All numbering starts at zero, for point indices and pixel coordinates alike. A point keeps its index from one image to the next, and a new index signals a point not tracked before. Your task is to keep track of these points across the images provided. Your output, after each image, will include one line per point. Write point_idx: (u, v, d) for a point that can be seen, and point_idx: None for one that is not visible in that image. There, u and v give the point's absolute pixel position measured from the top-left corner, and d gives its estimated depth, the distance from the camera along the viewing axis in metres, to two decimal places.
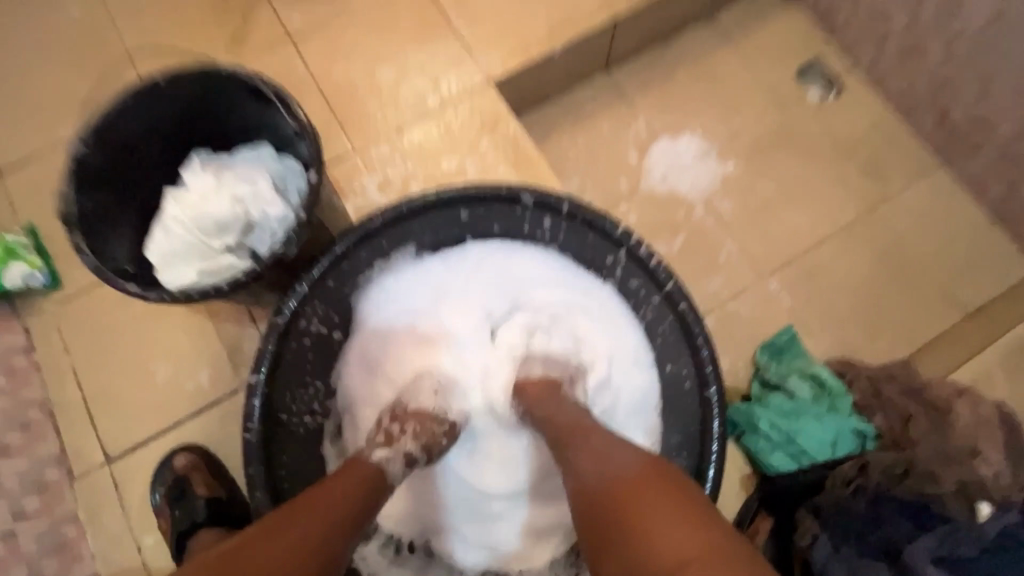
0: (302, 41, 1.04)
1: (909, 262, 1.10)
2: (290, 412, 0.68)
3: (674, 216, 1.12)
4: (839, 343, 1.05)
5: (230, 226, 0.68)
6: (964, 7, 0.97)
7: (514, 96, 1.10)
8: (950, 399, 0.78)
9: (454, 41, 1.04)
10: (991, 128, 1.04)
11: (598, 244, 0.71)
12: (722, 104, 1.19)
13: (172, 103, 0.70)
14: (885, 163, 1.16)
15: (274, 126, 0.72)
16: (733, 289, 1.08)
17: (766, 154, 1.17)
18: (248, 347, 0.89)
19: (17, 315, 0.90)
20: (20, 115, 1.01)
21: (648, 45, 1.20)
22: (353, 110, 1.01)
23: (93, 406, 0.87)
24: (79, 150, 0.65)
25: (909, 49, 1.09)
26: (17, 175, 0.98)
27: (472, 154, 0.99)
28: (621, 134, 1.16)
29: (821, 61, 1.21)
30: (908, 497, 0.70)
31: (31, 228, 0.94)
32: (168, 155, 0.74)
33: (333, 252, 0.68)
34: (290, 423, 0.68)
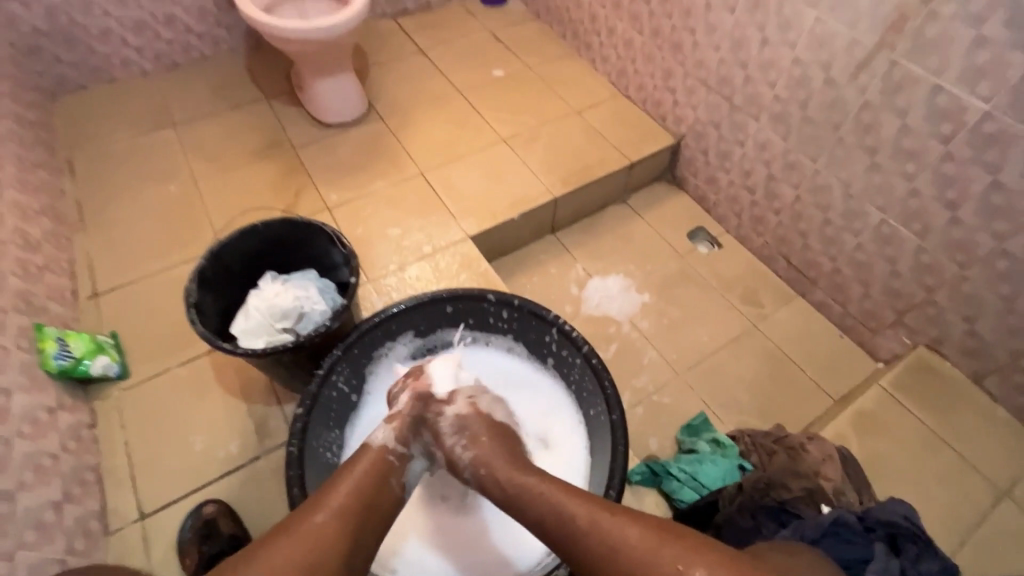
0: (337, 210, 1.49)
1: (785, 363, 1.44)
2: (318, 442, 0.92)
3: (607, 331, 1.48)
4: (741, 423, 1.34)
5: (289, 315, 1.01)
6: (777, 193, 1.47)
7: (484, 247, 1.53)
8: (802, 442, 1.04)
9: (443, 212, 1.51)
10: (818, 267, 1.47)
11: (540, 325, 1.03)
12: (637, 254, 1.63)
13: (262, 238, 1.07)
14: (759, 292, 1.56)
15: (326, 254, 1.09)
16: (656, 384, 1.39)
17: (673, 288, 1.57)
18: (273, 422, 1.14)
19: (88, 398, 1.13)
20: (121, 255, 1.37)
21: (581, 216, 1.69)
22: (370, 255, 1.41)
23: (139, 470, 1.07)
24: (201, 263, 0.99)
25: (757, 218, 1.57)
26: (110, 296, 1.30)
27: (455, 284, 1.38)
28: (565, 274, 1.58)
29: (703, 228, 1.70)
30: (771, 503, 0.96)
31: (114, 334, 1.22)
32: (250, 269, 1.09)
33: (359, 329, 0.99)
34: (315, 448, 0.91)
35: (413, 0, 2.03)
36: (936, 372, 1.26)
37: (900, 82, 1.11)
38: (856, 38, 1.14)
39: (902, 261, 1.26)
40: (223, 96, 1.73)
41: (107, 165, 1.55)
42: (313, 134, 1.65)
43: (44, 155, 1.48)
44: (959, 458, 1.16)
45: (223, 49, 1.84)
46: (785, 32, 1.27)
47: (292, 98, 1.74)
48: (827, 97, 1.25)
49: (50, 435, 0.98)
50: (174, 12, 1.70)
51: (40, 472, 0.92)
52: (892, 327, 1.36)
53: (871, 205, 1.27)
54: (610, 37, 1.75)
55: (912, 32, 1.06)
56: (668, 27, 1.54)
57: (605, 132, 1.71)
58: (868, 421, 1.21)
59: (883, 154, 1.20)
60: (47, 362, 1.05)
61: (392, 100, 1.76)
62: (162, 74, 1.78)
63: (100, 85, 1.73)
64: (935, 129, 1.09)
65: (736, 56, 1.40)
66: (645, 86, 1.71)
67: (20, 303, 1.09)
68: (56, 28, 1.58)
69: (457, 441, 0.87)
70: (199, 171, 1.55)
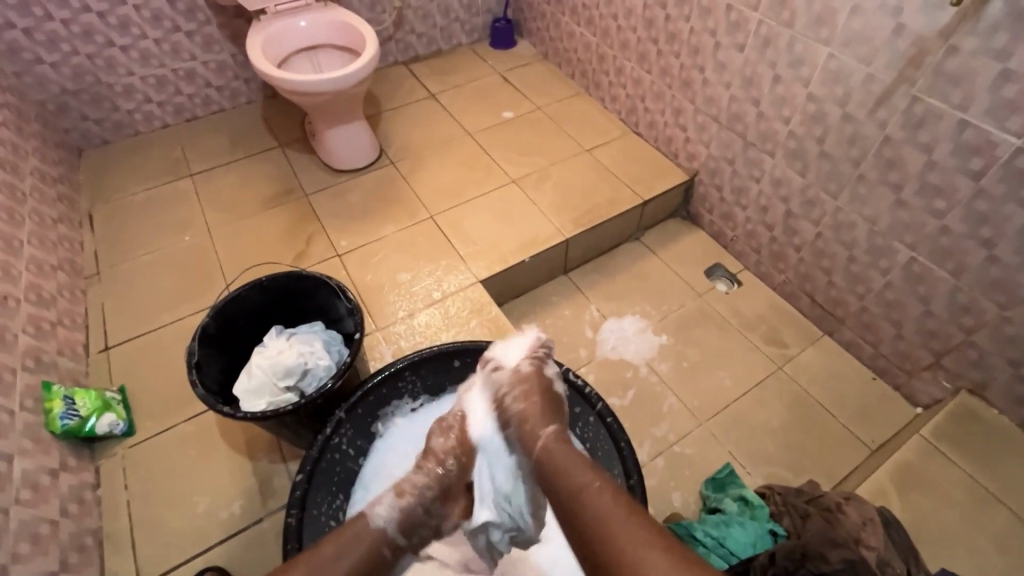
0: (346, 257, 1.48)
1: (814, 409, 1.36)
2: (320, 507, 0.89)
3: (624, 375, 1.42)
4: (770, 476, 1.25)
5: (292, 372, 0.98)
6: (798, 230, 1.42)
7: (495, 290, 1.50)
8: (839, 504, 1.05)
9: (453, 255, 1.49)
10: (845, 305, 1.39)
11: None
12: (653, 294, 1.57)
13: (267, 292, 1.07)
14: (782, 332, 1.49)
15: (331, 307, 1.08)
16: (677, 434, 1.32)
17: (692, 329, 1.50)
18: (277, 481, 1.10)
19: (94, 457, 1.12)
20: (134, 308, 1.38)
21: (593, 255, 1.65)
22: (379, 301, 1.39)
23: (140, 534, 1.04)
24: (204, 321, 0.99)
25: (778, 255, 1.51)
26: (121, 349, 1.30)
27: (466, 331, 1.35)
28: (578, 316, 1.53)
29: (721, 265, 1.64)
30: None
31: (122, 388, 1.21)
32: (255, 324, 1.09)
33: (363, 388, 0.98)
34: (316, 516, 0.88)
35: (423, 47, 2.08)
36: (981, 420, 1.18)
37: (923, 117, 1.07)
38: (873, 73, 1.11)
39: (936, 302, 1.19)
40: (239, 146, 1.77)
41: (124, 217, 1.58)
42: (325, 180, 1.67)
43: (65, 209, 1.52)
44: (1017, 517, 1.06)
45: (241, 101, 1.90)
46: (798, 69, 1.24)
47: (306, 146, 1.77)
48: (846, 132, 1.21)
49: (51, 500, 0.96)
50: (194, 68, 1.76)
51: (38, 541, 0.89)
52: (930, 369, 1.27)
53: (898, 242, 1.21)
54: (618, 76, 1.75)
55: (931, 66, 1.02)
56: (676, 65, 1.53)
57: (615, 170, 1.69)
58: (908, 476, 1.13)
59: (908, 190, 1.15)
60: (53, 422, 1.04)
61: (403, 144, 1.77)
62: (182, 128, 1.84)
63: (123, 139, 1.79)
64: (965, 164, 1.04)
65: (747, 93, 1.38)
66: (656, 123, 1.70)
67: (28, 362, 1.09)
68: (83, 88, 1.65)
69: (455, 501, 0.81)
70: (212, 221, 1.57)
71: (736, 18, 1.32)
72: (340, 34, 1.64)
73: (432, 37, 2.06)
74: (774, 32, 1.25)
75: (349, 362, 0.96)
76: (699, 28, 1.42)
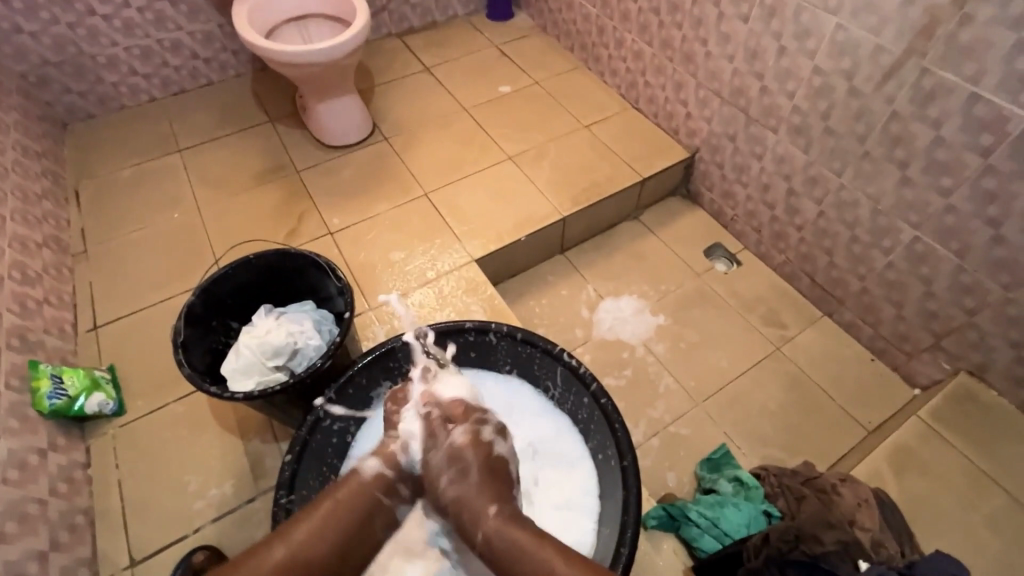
0: (338, 235, 1.45)
1: (811, 390, 1.35)
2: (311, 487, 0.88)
3: (620, 356, 1.40)
4: (766, 457, 1.25)
5: (281, 352, 0.97)
6: (800, 209, 1.39)
7: (490, 270, 1.47)
8: (835, 485, 1.05)
9: (447, 234, 1.46)
10: (845, 286, 1.37)
11: (546, 362, 0.99)
12: (651, 273, 1.55)
13: (255, 270, 1.04)
14: (781, 313, 1.47)
15: (321, 285, 1.06)
16: (673, 414, 1.31)
17: (690, 309, 1.48)
18: (268, 461, 1.09)
19: (84, 436, 1.11)
20: (123, 286, 1.35)
21: (590, 234, 1.62)
22: (372, 280, 1.37)
23: (131, 513, 1.04)
24: (190, 299, 0.97)
25: (778, 235, 1.48)
26: (109, 328, 1.28)
27: (460, 310, 1.33)
28: (575, 296, 1.51)
29: (721, 244, 1.61)
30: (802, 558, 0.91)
31: (111, 368, 1.20)
32: (243, 302, 1.06)
33: (353, 368, 0.96)
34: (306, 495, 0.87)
35: (418, 18, 2.01)
36: (979, 402, 1.17)
37: (933, 90, 1.03)
38: (882, 45, 1.06)
39: (938, 283, 1.17)
40: (229, 121, 1.72)
41: (111, 193, 1.54)
42: (316, 156, 1.62)
43: (49, 185, 1.48)
44: (1012, 497, 1.06)
45: (230, 73, 1.84)
46: (804, 40, 1.19)
47: (297, 121, 1.72)
48: (852, 107, 1.17)
49: (39, 480, 0.95)
50: (180, 38, 1.70)
51: (26, 521, 0.89)
52: (929, 351, 1.26)
53: (902, 222, 1.18)
54: (618, 48, 1.70)
55: (944, 37, 0.98)
56: (678, 37, 1.48)
57: (614, 147, 1.65)
58: (904, 457, 1.12)
59: (914, 167, 1.12)
60: (40, 402, 1.03)
61: (397, 119, 1.73)
62: (169, 101, 1.78)
63: (108, 113, 1.74)
64: (974, 141, 1.01)
65: (751, 66, 1.33)
66: (656, 98, 1.65)
67: (13, 341, 1.07)
68: (64, 59, 1.60)
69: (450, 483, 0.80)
70: (200, 198, 1.53)
71: None
72: (329, 3, 1.57)
73: (427, 8, 1.99)
74: (781, 1, 1.20)
75: (339, 342, 0.94)
76: None
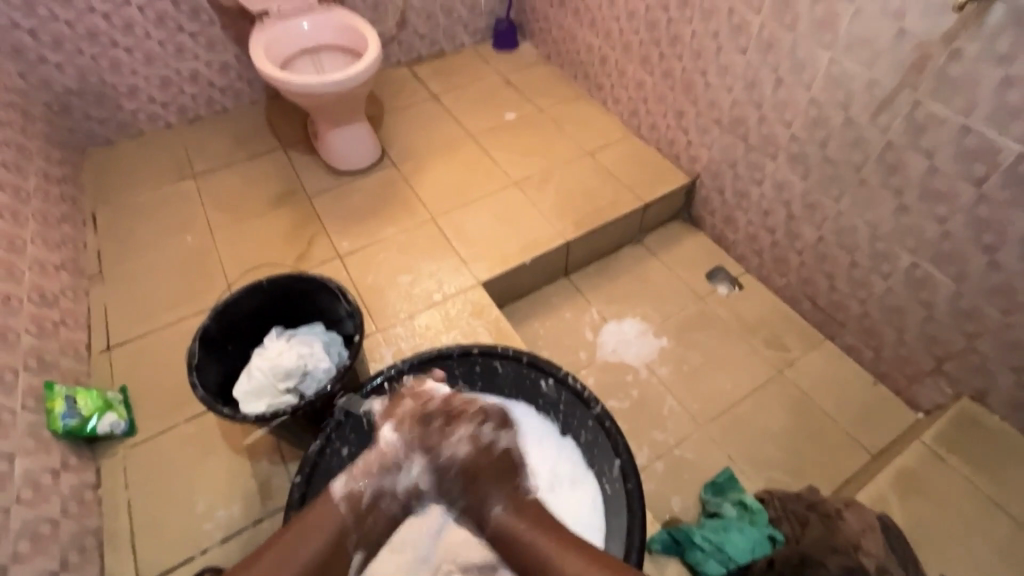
0: (347, 258, 1.49)
1: (814, 414, 1.35)
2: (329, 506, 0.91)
3: (623, 378, 1.42)
4: (770, 481, 1.25)
5: (292, 374, 0.99)
6: (799, 233, 1.41)
7: (496, 292, 1.50)
8: (839, 510, 1.05)
9: (454, 257, 1.49)
10: (846, 310, 1.39)
11: (550, 384, 1.01)
12: (654, 296, 1.57)
13: (267, 294, 1.07)
14: (783, 337, 1.48)
15: (331, 308, 1.08)
16: (677, 437, 1.32)
17: (693, 332, 1.50)
18: (275, 482, 1.10)
19: (95, 456, 1.13)
20: (138, 308, 1.38)
21: (593, 258, 1.65)
22: (379, 303, 1.40)
23: (139, 534, 1.04)
24: (205, 323, 0.99)
25: (779, 258, 1.50)
26: (122, 349, 1.30)
27: (466, 332, 1.35)
28: (579, 318, 1.53)
29: (722, 268, 1.63)
30: None
31: (123, 389, 1.22)
32: (254, 325, 1.09)
33: (361, 391, 0.99)
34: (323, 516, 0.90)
35: (426, 48, 2.08)
36: (983, 427, 1.18)
37: (925, 121, 1.06)
38: (875, 78, 1.10)
39: (938, 307, 1.19)
40: (243, 147, 1.78)
41: (127, 217, 1.59)
42: (327, 181, 1.67)
43: (68, 210, 1.52)
44: (1017, 524, 1.06)
45: (244, 101, 1.90)
46: (800, 73, 1.24)
47: (309, 147, 1.77)
48: (848, 137, 1.20)
49: (51, 500, 0.97)
50: (198, 69, 1.77)
51: (38, 541, 0.90)
52: (931, 375, 1.27)
53: (901, 247, 1.21)
54: (620, 78, 1.75)
55: (934, 71, 1.02)
56: (678, 68, 1.53)
57: (617, 172, 1.69)
58: (909, 481, 1.12)
59: (909, 195, 1.14)
60: (54, 422, 1.05)
61: (405, 145, 1.78)
62: (185, 128, 1.84)
63: (126, 139, 1.79)
64: (967, 170, 1.04)
65: (749, 96, 1.38)
66: (658, 125, 1.69)
67: (30, 362, 1.10)
68: (87, 89, 1.66)
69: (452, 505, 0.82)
70: (214, 221, 1.57)
71: (739, 21, 1.31)
72: (342, 36, 1.64)
73: (435, 38, 2.06)
74: (777, 36, 1.25)
75: (348, 364, 0.96)
76: (701, 31, 1.42)
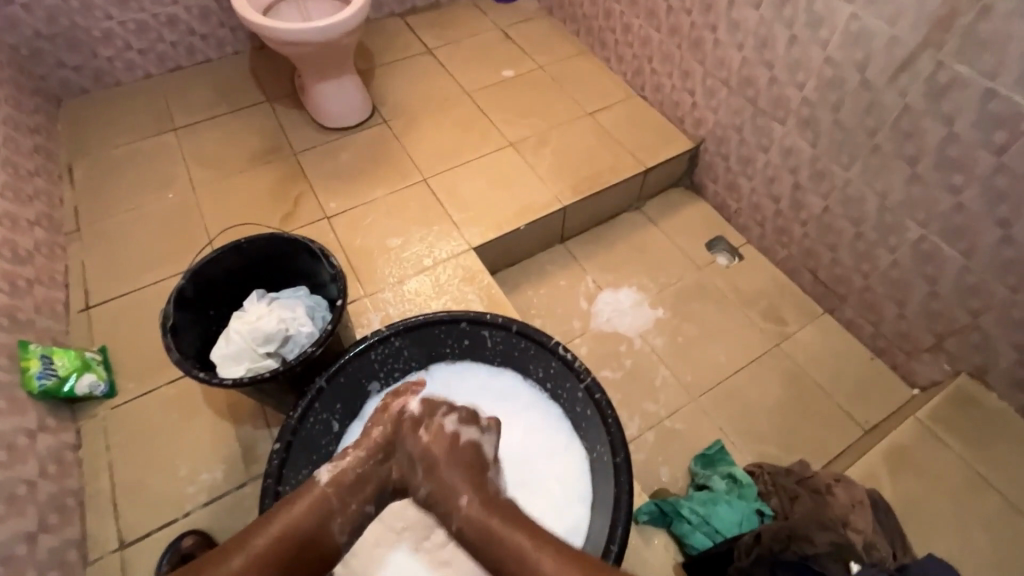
0: (335, 219, 1.43)
1: (808, 388, 1.33)
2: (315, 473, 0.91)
3: (617, 348, 1.39)
4: (761, 454, 1.25)
5: (272, 338, 0.95)
6: (805, 203, 1.36)
7: (489, 258, 1.45)
8: (829, 485, 1.05)
9: (446, 221, 1.44)
10: (847, 283, 1.35)
11: (540, 354, 0.98)
12: (651, 265, 1.53)
13: (247, 255, 1.02)
14: (782, 309, 1.45)
15: (314, 271, 1.04)
16: (669, 409, 1.30)
17: (689, 303, 1.46)
18: (259, 447, 1.09)
19: (74, 417, 1.10)
20: (117, 267, 1.33)
21: (591, 224, 1.60)
22: (368, 266, 1.35)
23: (121, 496, 1.03)
24: (180, 283, 0.95)
25: (782, 229, 1.46)
26: (102, 308, 1.26)
27: (456, 299, 1.32)
28: (574, 287, 1.49)
29: (723, 238, 1.59)
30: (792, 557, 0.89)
31: (103, 349, 1.18)
32: (233, 287, 1.05)
33: (345, 356, 0.95)
34: (305, 484, 0.89)
35: None
36: (978, 405, 1.16)
37: (947, 84, 1.00)
38: (897, 37, 1.03)
39: (943, 282, 1.15)
40: (226, 100, 1.69)
41: (106, 171, 1.52)
42: (314, 138, 1.60)
43: (42, 162, 1.45)
44: (1007, 501, 1.06)
45: (227, 51, 1.80)
46: (816, 29, 1.16)
47: (296, 101, 1.68)
48: (862, 101, 1.14)
49: (28, 461, 0.95)
50: (176, 13, 1.66)
51: (14, 502, 0.88)
52: (930, 352, 1.24)
53: (910, 219, 1.16)
54: (625, 34, 1.65)
55: (962, 29, 0.94)
56: (686, 24, 1.44)
57: (618, 134, 1.62)
58: (901, 458, 1.11)
59: (923, 164, 1.09)
60: (30, 382, 1.02)
61: (397, 101, 1.69)
62: (165, 78, 1.74)
63: (103, 89, 1.70)
64: (987, 139, 0.98)
65: (760, 55, 1.29)
66: (662, 86, 1.61)
67: (3, 321, 1.06)
68: (57, 32, 1.56)
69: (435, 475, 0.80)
70: (196, 178, 1.51)
71: None
72: None
73: None
74: None
75: (331, 329, 0.93)
76: None
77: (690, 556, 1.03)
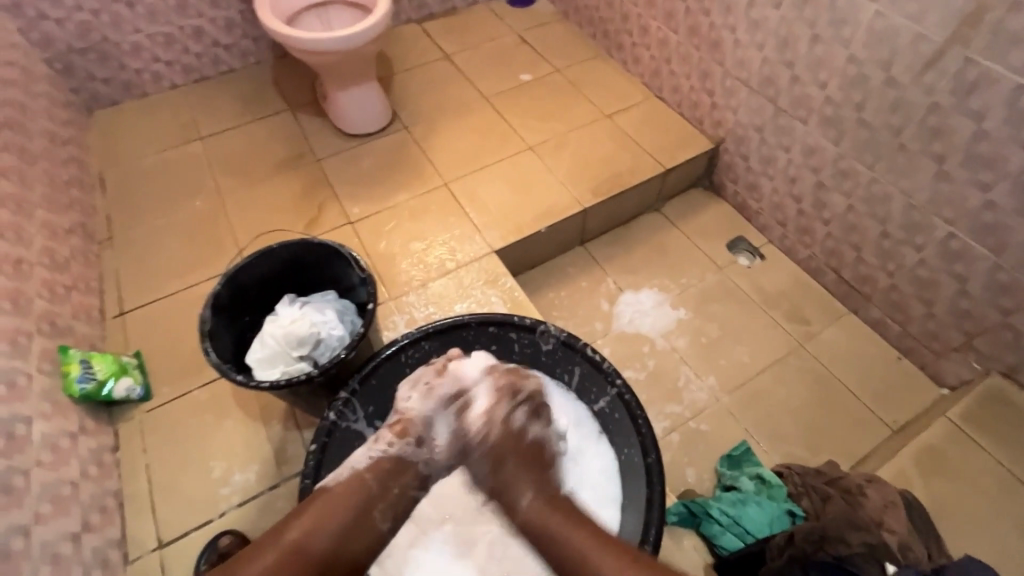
0: (358, 224, 1.45)
1: (835, 388, 1.32)
2: None
3: (639, 349, 1.39)
4: (788, 455, 1.24)
5: (305, 341, 0.98)
6: (828, 202, 1.35)
7: (510, 261, 1.46)
8: (861, 486, 1.03)
9: (467, 224, 1.45)
10: (873, 282, 1.34)
11: (568, 356, 1.00)
12: (671, 266, 1.53)
13: (279, 260, 1.05)
14: (806, 309, 1.44)
15: (344, 275, 1.06)
16: (693, 410, 1.30)
17: (712, 305, 1.46)
18: (291, 449, 1.11)
19: (112, 420, 1.13)
20: (149, 274, 1.37)
21: (611, 227, 1.60)
22: (392, 270, 1.37)
23: (158, 496, 1.06)
24: (216, 288, 0.98)
25: (804, 229, 1.45)
26: (136, 314, 1.30)
27: (480, 301, 1.33)
28: (595, 288, 1.50)
29: (744, 238, 1.58)
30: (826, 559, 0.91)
31: (138, 354, 1.21)
32: (266, 292, 1.07)
33: (377, 358, 0.98)
34: None
35: (437, 3, 1.98)
36: (1012, 404, 1.14)
37: (976, 81, 0.99)
38: (923, 33, 1.02)
39: (974, 280, 1.13)
40: (250, 109, 1.73)
41: (136, 180, 1.56)
42: (336, 145, 1.62)
43: (76, 172, 1.50)
44: None
45: (251, 60, 1.84)
46: (839, 28, 1.15)
47: (318, 109, 1.71)
48: (887, 98, 1.13)
49: (70, 462, 0.98)
50: (202, 26, 1.70)
51: (59, 502, 0.91)
52: (960, 350, 1.23)
53: (937, 217, 1.15)
54: (643, 36, 1.66)
55: (990, 25, 0.94)
56: (705, 24, 1.44)
57: (636, 136, 1.62)
58: (933, 459, 1.10)
59: (951, 161, 1.08)
60: (70, 386, 1.05)
61: (416, 107, 1.72)
62: (191, 88, 1.79)
63: (131, 100, 1.75)
64: (1018, 135, 0.97)
65: (781, 55, 1.29)
66: (680, 87, 1.61)
67: (44, 327, 1.09)
68: (89, 46, 1.60)
69: None
70: (222, 185, 1.54)
71: None
72: None
73: None
74: None
75: (363, 332, 0.95)
76: None
77: (722, 557, 1.03)
